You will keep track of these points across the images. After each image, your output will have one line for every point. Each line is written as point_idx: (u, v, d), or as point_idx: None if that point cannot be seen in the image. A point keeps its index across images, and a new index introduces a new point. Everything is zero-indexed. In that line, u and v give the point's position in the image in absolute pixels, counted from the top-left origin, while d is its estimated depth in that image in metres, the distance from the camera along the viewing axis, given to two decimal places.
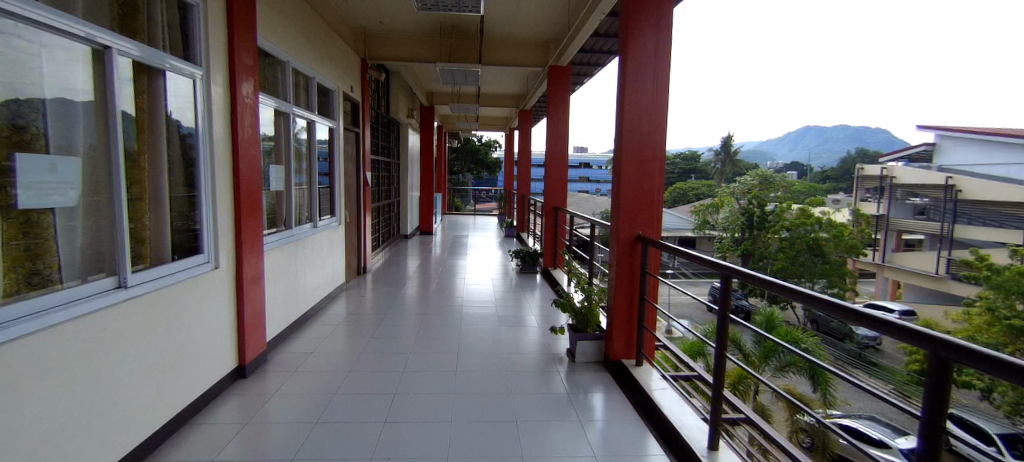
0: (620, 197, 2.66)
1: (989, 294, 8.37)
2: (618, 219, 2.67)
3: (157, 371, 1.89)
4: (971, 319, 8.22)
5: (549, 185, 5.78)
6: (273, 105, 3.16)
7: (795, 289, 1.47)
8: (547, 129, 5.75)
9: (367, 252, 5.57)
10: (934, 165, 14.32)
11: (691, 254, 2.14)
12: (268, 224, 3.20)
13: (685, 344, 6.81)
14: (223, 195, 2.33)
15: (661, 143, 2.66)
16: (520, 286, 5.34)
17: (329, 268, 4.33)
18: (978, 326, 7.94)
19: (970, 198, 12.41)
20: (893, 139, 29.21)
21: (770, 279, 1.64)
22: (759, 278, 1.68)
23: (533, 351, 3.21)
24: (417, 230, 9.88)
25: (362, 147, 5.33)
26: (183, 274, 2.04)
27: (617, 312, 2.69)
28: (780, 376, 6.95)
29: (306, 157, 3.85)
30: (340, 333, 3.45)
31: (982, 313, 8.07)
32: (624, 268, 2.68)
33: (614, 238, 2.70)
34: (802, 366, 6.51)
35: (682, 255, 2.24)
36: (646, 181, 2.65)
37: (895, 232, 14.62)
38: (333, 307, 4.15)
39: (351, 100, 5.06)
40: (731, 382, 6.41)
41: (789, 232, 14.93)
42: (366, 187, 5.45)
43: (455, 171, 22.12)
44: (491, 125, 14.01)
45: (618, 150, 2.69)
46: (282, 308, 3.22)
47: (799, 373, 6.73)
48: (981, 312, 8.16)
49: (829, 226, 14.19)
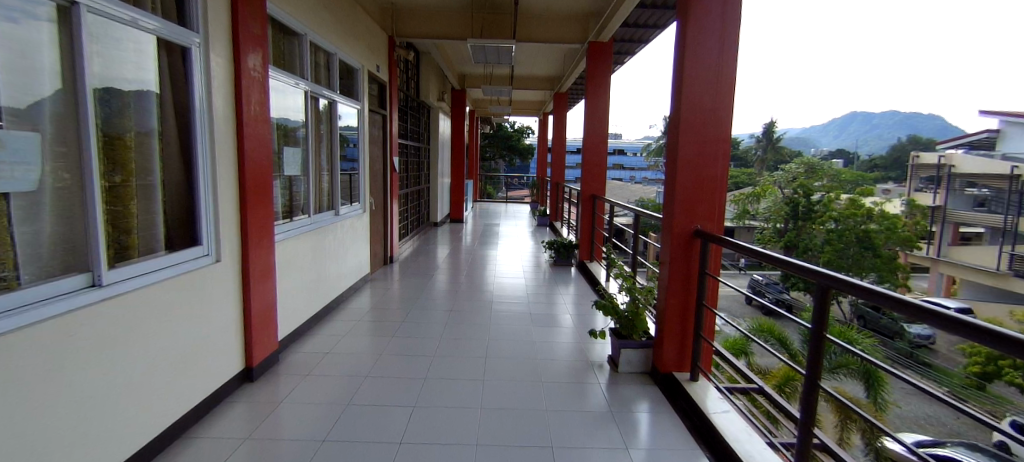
0: (673, 185, 2.27)
1: None
2: (670, 210, 2.29)
3: (150, 376, 1.69)
4: None
5: (586, 171, 5.33)
6: (289, 82, 2.89)
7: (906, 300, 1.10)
8: (584, 110, 5.30)
9: (394, 241, 5.36)
10: (998, 152, 13.03)
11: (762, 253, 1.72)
12: (286, 212, 2.96)
13: (726, 341, 6.36)
14: (225, 179, 2.10)
15: (727, 121, 2.22)
16: (550, 280, 5.00)
17: (353, 259, 4.12)
18: None
19: None
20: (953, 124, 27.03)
21: (879, 289, 1.20)
22: (867, 289, 1.23)
23: (570, 358, 2.86)
24: (447, 218, 9.69)
25: (389, 130, 5.09)
26: (175, 269, 1.81)
27: (667, 317, 2.30)
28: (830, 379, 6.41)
29: (329, 140, 3.61)
30: (362, 330, 3.22)
31: None
32: (679, 268, 2.26)
33: (666, 231, 2.31)
34: (854, 368, 5.98)
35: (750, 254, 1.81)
36: (706, 167, 2.23)
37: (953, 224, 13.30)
38: (356, 300, 3.95)
39: (378, 81, 4.79)
40: (777, 382, 5.95)
41: (838, 223, 13.90)
42: (394, 173, 5.22)
43: (487, 157, 21.91)
44: (523, 110, 13.61)
45: (675, 130, 2.28)
46: (301, 302, 3.00)
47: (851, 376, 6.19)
48: None
49: (881, 218, 13.03)
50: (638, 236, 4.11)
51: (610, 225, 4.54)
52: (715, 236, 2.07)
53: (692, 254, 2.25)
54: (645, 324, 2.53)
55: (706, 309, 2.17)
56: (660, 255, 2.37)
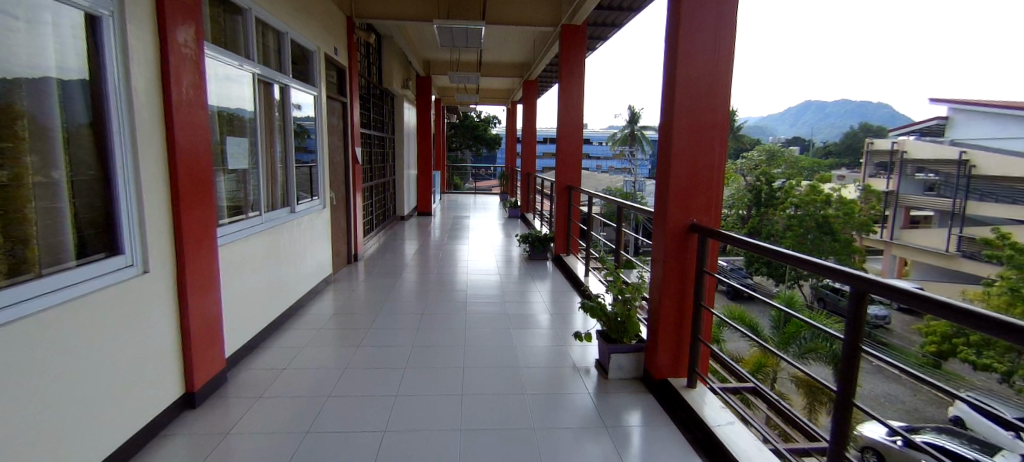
0: (666, 176, 2.10)
1: (1009, 274, 8.13)
2: (663, 203, 2.12)
3: (65, 418, 1.37)
4: (989, 299, 8.02)
5: (561, 161, 5.09)
6: (233, 63, 2.52)
7: (928, 297, 0.96)
8: (558, 97, 5.08)
9: (358, 238, 5.01)
10: (946, 139, 13.76)
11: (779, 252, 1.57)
12: (232, 211, 2.59)
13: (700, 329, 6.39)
14: (153, 174, 1.75)
15: (723, 106, 2.05)
16: (523, 275, 4.80)
17: (313, 259, 3.78)
18: (996, 306, 7.75)
19: (985, 174, 11.93)
20: (896, 113, 28.65)
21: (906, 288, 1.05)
22: (894, 289, 1.08)
23: (554, 363, 2.65)
24: (414, 211, 9.31)
25: (350, 119, 4.72)
26: (87, 286, 1.47)
27: (662, 318, 2.14)
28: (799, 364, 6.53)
29: (281, 129, 3.24)
30: (325, 339, 2.91)
31: (1001, 293, 7.88)
32: (673, 265, 2.10)
33: (660, 226, 2.14)
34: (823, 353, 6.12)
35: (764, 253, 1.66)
36: (702, 156, 2.07)
37: (905, 208, 13.88)
38: (317, 304, 3.62)
39: (336, 66, 4.41)
40: (750, 367, 6.00)
41: (798, 209, 14.36)
42: (356, 165, 4.87)
43: (454, 148, 21.44)
44: (490, 99, 13.29)
45: (668, 116, 2.10)
46: (254, 310, 2.67)
47: (819, 360, 6.33)
48: (999, 292, 7.95)
49: (839, 203, 13.55)
50: (619, 228, 3.96)
51: (587, 217, 4.39)
52: (712, 230, 1.92)
53: (689, 251, 2.10)
54: (636, 326, 2.36)
55: (703, 309, 2.03)
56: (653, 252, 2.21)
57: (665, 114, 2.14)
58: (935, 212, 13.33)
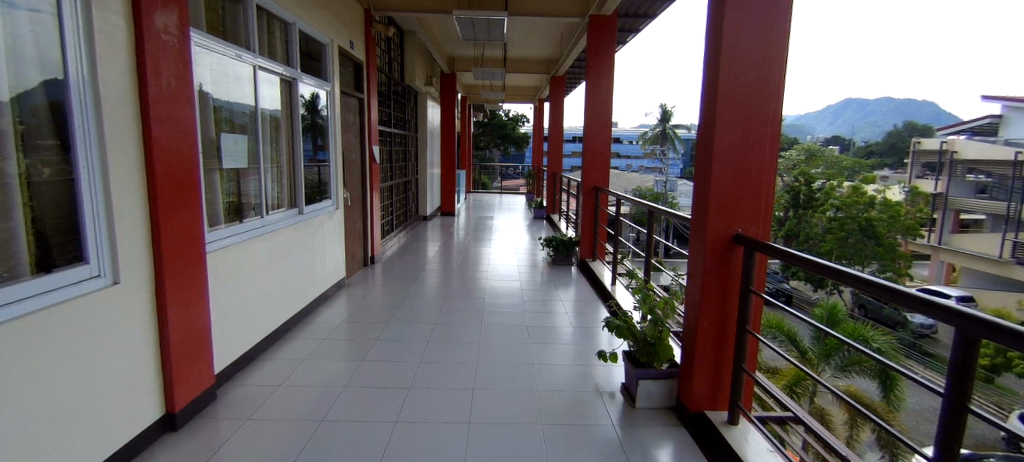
0: (707, 178, 1.79)
1: None
2: (703, 210, 1.81)
3: (13, 449, 1.21)
4: None
5: (587, 160, 4.79)
6: (232, 55, 2.36)
7: None
8: (585, 92, 4.77)
9: (376, 240, 4.86)
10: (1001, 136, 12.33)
11: (850, 274, 1.25)
12: (232, 213, 2.43)
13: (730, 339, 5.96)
14: (125, 175, 1.59)
15: (776, 96, 1.73)
16: (545, 282, 4.53)
17: (325, 262, 3.63)
18: None
19: None
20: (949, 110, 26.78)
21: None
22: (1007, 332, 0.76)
23: (575, 385, 2.37)
24: (437, 211, 9.17)
25: (367, 116, 4.57)
26: (46, 300, 1.31)
27: (698, 343, 1.84)
28: (843, 378, 5.97)
29: (288, 126, 3.07)
30: (330, 349, 2.73)
31: None
32: (713, 282, 1.80)
33: (698, 236, 1.84)
34: (868, 367, 5.55)
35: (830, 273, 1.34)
36: (750, 155, 1.75)
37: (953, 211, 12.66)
38: (328, 310, 3.46)
39: (353, 61, 4.26)
40: (787, 382, 5.56)
41: (839, 211, 13.54)
42: (373, 163, 4.71)
43: (481, 146, 21.39)
44: (516, 97, 13.07)
45: (709, 108, 1.79)
46: (253, 318, 2.50)
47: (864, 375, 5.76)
48: None
49: (885, 205, 12.70)
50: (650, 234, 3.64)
51: (614, 221, 4.09)
52: (762, 242, 1.61)
53: (733, 265, 1.78)
54: (668, 350, 2.06)
55: (748, 334, 1.72)
56: (691, 265, 1.91)
57: (706, 106, 1.82)
58: (987, 216, 11.79)
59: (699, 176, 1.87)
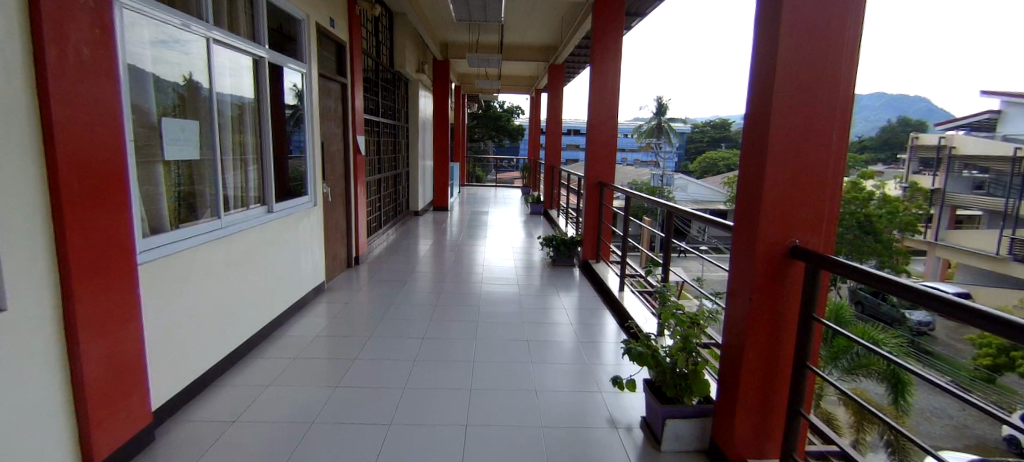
0: (757, 178, 1.41)
1: None
2: (751, 217, 1.44)
3: None
4: None
5: (592, 153, 4.41)
6: (179, 23, 1.96)
7: None
8: (590, 79, 4.39)
9: (361, 239, 4.49)
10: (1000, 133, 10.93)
11: (955, 304, 0.89)
12: (180, 212, 2.05)
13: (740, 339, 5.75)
14: (15, 168, 1.19)
15: (846, 71, 1.34)
16: (543, 286, 4.15)
17: (300, 265, 3.26)
18: None
19: None
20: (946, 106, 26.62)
21: None
22: None
23: (585, 415, 2.03)
24: (429, 206, 8.77)
25: (351, 103, 4.17)
26: None
27: (742, 380, 1.47)
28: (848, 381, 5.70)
29: (254, 111, 2.68)
30: (303, 369, 2.38)
31: None
32: (762, 305, 1.43)
33: (745, 248, 1.47)
34: (877, 369, 5.27)
35: (925, 300, 0.98)
36: (816, 148, 1.36)
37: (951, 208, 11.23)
38: (303, 320, 3.10)
39: (334, 41, 3.86)
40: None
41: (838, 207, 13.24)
42: (357, 155, 4.31)
43: (476, 138, 20.95)
44: (512, 86, 12.67)
45: (762, 88, 1.39)
46: (207, 337, 2.13)
47: (871, 377, 5.49)
48: None
49: (887, 201, 12.46)
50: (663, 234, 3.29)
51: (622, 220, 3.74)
52: (833, 260, 1.24)
53: (789, 285, 1.42)
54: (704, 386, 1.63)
55: (809, 370, 1.37)
56: (732, 283, 1.54)
57: (757, 87, 1.43)
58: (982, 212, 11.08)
59: (745, 175, 1.49)
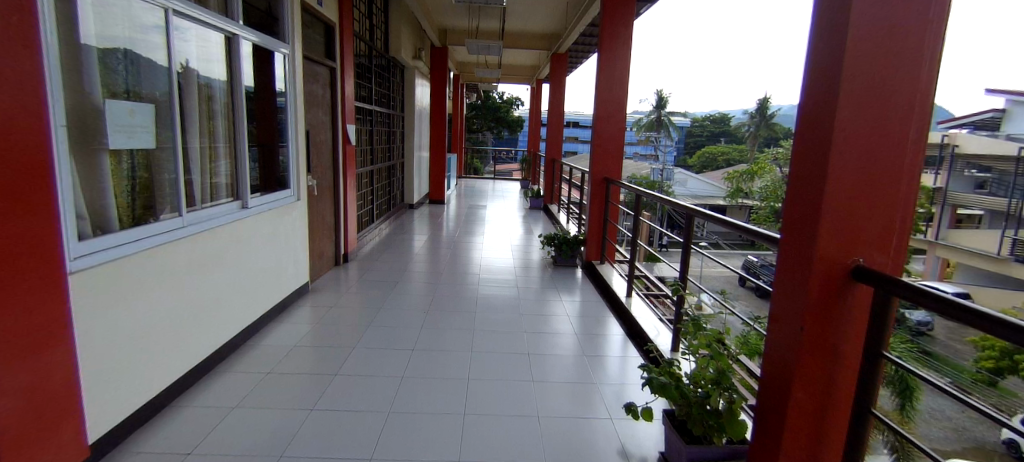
0: (814, 186, 1.12)
1: None
2: (804, 233, 1.16)
3: None
4: None
5: (598, 147, 4.14)
6: None
7: None
8: (598, 68, 4.10)
9: (350, 235, 4.22)
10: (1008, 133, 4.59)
11: None
12: (130, 209, 1.79)
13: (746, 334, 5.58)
14: None
15: (933, 48, 1.02)
16: (540, 289, 3.91)
17: (280, 266, 3.00)
18: None
19: None
20: None
21: None
22: None
23: (591, 449, 1.78)
24: (425, 199, 8.50)
25: (340, 89, 3.88)
26: None
27: (788, 427, 1.19)
28: None
29: (227, 95, 2.40)
30: (275, 386, 2.14)
31: None
32: (814, 339, 1.16)
33: (795, 270, 1.19)
34: None
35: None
36: (894, 149, 1.05)
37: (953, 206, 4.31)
38: (282, 326, 2.86)
39: (322, 21, 3.56)
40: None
41: None
42: (347, 145, 4.03)
43: (475, 129, 20.64)
44: (513, 76, 12.33)
45: (825, 72, 1.07)
46: (156, 353, 1.87)
47: None
48: None
49: None
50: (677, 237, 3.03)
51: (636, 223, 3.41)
52: (913, 287, 0.97)
53: (849, 314, 1.15)
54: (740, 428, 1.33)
55: (872, 417, 1.11)
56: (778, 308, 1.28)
57: (817, 70, 1.11)
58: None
59: (798, 181, 1.20)
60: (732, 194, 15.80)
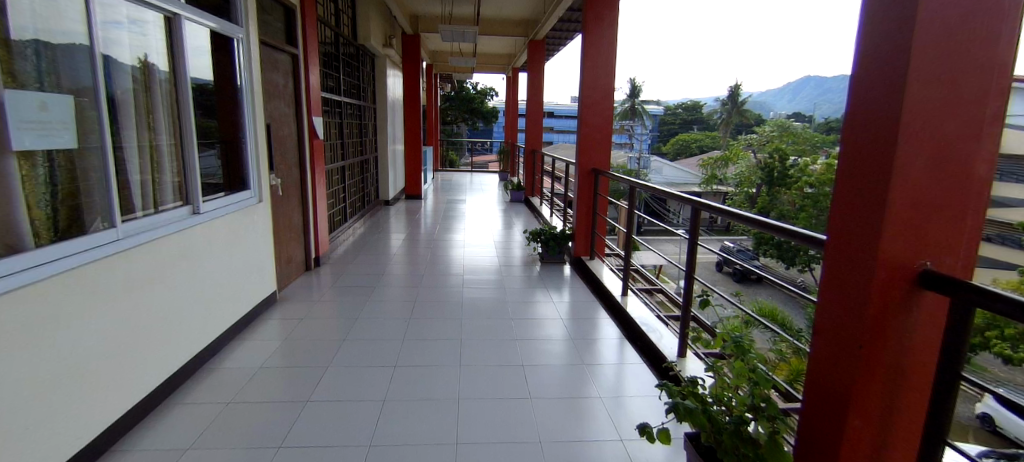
0: (871, 185, 1.00)
1: None
2: (861, 235, 1.03)
3: None
4: None
5: (585, 138, 3.94)
6: None
7: None
8: (582, 53, 3.88)
9: (321, 238, 3.91)
10: None
11: None
12: (48, 222, 1.49)
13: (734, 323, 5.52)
14: None
15: (1009, 27, 0.90)
16: (529, 287, 3.71)
17: (243, 276, 2.70)
18: None
19: None
20: None
21: None
22: None
23: None
24: (401, 194, 8.16)
25: (305, 78, 3.54)
26: None
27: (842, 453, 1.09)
28: None
29: (170, 86, 2.07)
30: (238, 417, 1.89)
31: None
32: (874, 355, 1.03)
33: (849, 279, 1.07)
34: None
35: None
36: (963, 144, 0.94)
37: None
38: (247, 343, 2.58)
39: (280, 2, 3.21)
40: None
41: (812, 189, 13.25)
42: (315, 140, 3.71)
43: (449, 121, 20.19)
44: (489, 65, 12.00)
45: (886, 59, 0.95)
46: (84, 392, 1.56)
47: None
48: None
49: None
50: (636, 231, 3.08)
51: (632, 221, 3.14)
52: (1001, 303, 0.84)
53: (912, 328, 1.03)
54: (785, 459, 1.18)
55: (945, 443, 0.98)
56: (829, 316, 1.16)
57: (874, 57, 0.99)
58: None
59: (847, 179, 1.08)
60: (706, 180, 16.08)
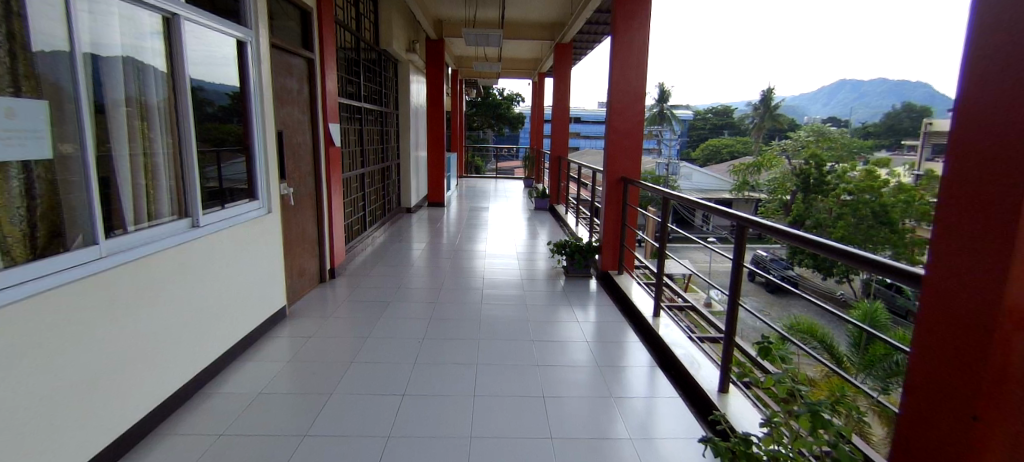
0: (988, 194, 0.70)
1: None
2: (974, 265, 0.73)
3: None
4: None
5: (613, 144, 3.69)
6: None
7: None
8: (611, 54, 3.64)
9: (336, 248, 3.78)
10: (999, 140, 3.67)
11: None
12: (26, 241, 1.36)
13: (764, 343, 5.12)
14: None
15: None
16: (551, 304, 3.45)
17: (252, 290, 2.58)
18: None
19: None
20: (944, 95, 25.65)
21: None
22: None
23: None
24: (424, 201, 8.05)
25: (320, 82, 3.43)
26: None
27: None
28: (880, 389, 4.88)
29: (164, 88, 1.94)
30: (232, 447, 1.73)
31: None
32: (1000, 438, 0.71)
33: (958, 322, 0.76)
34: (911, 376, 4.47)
35: None
36: None
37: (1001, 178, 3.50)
38: (254, 360, 2.45)
39: (296, 4, 3.11)
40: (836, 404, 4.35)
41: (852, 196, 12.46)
42: (331, 146, 3.60)
43: (475, 127, 20.19)
44: (514, 70, 11.87)
45: (1004, 23, 0.67)
46: (62, 427, 1.41)
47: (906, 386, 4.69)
48: None
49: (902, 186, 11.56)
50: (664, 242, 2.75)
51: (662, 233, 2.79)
52: None
53: None
54: None
55: None
56: (922, 364, 0.85)
57: (989, 25, 0.70)
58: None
59: (952, 189, 0.77)
60: (736, 187, 15.52)
